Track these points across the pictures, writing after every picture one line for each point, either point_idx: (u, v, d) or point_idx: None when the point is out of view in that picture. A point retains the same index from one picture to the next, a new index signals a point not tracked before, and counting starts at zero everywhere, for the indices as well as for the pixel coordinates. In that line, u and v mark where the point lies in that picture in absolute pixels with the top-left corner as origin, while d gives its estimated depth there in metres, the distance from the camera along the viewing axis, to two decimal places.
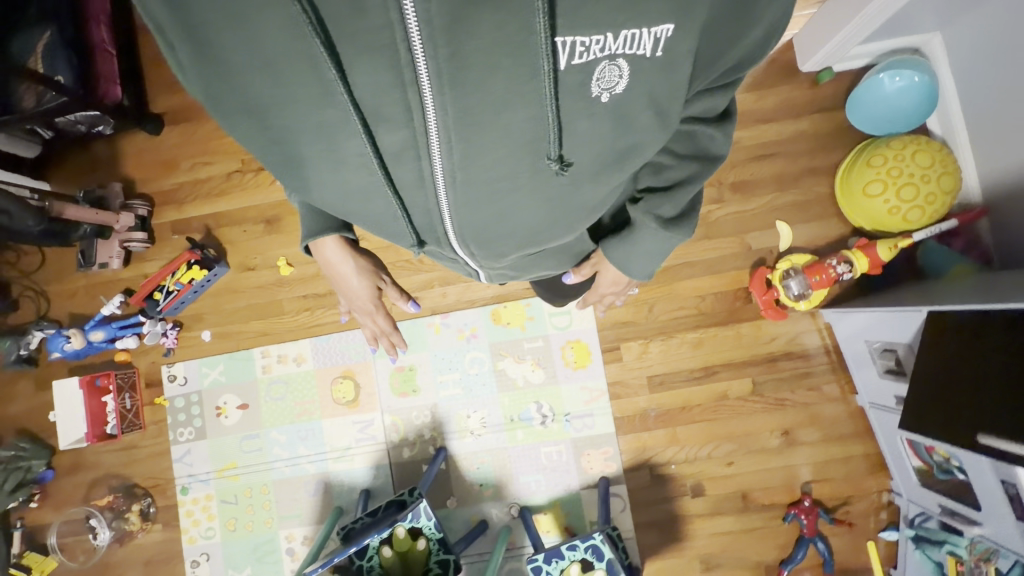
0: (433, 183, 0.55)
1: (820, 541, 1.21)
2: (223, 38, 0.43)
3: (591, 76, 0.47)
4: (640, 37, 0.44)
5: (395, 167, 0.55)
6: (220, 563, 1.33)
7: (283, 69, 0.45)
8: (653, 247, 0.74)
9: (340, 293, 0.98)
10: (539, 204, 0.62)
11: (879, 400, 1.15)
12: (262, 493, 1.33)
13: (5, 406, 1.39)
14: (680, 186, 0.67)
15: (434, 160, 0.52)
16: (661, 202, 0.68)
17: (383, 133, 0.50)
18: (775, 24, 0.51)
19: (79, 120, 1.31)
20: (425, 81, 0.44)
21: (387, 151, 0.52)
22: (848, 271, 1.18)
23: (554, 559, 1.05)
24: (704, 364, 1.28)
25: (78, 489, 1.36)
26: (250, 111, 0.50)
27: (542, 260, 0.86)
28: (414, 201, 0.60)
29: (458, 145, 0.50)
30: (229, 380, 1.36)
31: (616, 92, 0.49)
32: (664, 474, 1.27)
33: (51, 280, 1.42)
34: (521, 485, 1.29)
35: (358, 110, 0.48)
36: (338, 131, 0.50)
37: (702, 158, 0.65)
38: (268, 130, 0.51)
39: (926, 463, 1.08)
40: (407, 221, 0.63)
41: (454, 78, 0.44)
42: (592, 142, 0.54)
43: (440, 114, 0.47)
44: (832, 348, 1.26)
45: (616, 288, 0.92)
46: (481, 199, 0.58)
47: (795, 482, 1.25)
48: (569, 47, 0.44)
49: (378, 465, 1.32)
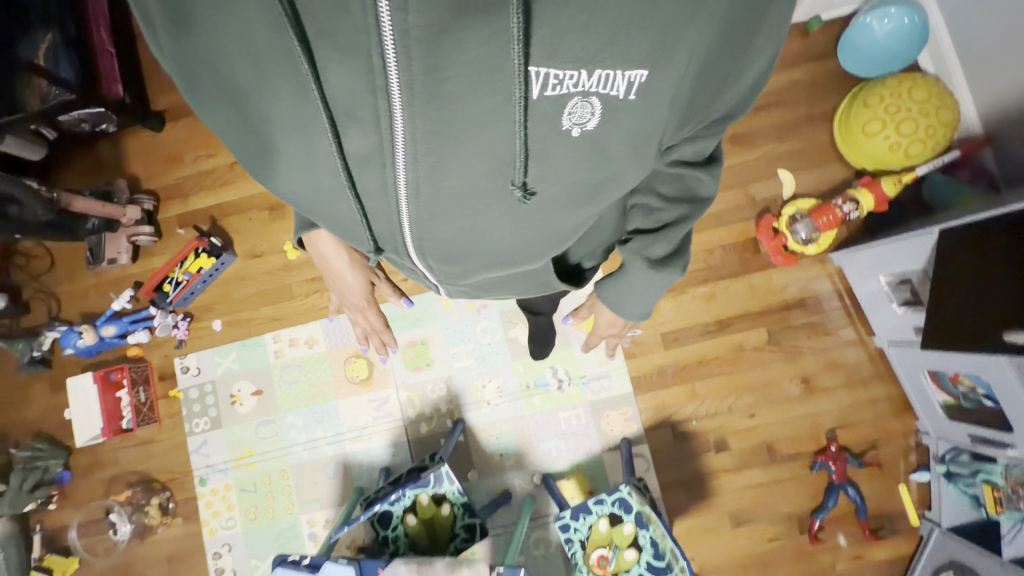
0: (395, 193, 0.55)
1: (851, 487, 1.18)
2: (204, 14, 0.44)
3: (564, 109, 0.49)
4: (614, 78, 0.47)
5: (359, 174, 0.55)
6: (243, 553, 1.31)
7: (264, 57, 0.46)
8: (644, 285, 0.78)
9: (334, 288, 1.01)
10: (506, 224, 0.62)
11: (898, 335, 1.14)
12: (281, 479, 1.32)
13: (20, 409, 1.38)
14: (671, 226, 0.71)
15: (399, 171, 0.53)
16: (655, 242, 0.73)
17: (352, 136, 0.50)
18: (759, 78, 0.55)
19: (83, 117, 1.32)
20: (396, 90, 0.44)
21: (353, 157, 0.53)
22: (854, 209, 1.18)
23: (582, 515, 1.02)
24: (718, 317, 1.27)
25: (96, 488, 1.35)
26: (229, 94, 0.51)
27: (510, 285, 0.88)
28: (377, 209, 0.61)
29: (425, 156, 0.51)
30: (242, 367, 1.36)
31: (588, 127, 0.51)
32: (686, 431, 1.25)
33: (62, 282, 1.42)
34: (541, 452, 1.27)
35: (328, 110, 0.48)
36: (311, 130, 0.51)
37: (690, 201, 0.69)
38: (241, 113, 0.53)
39: (954, 397, 1.06)
40: (368, 227, 0.64)
41: (428, 93, 0.44)
42: (562, 168, 0.55)
43: (409, 126, 0.48)
44: (844, 292, 1.25)
45: (615, 330, 0.96)
46: (445, 213, 0.59)
47: (819, 429, 1.23)
48: (543, 78, 0.45)
49: (396, 442, 1.31)
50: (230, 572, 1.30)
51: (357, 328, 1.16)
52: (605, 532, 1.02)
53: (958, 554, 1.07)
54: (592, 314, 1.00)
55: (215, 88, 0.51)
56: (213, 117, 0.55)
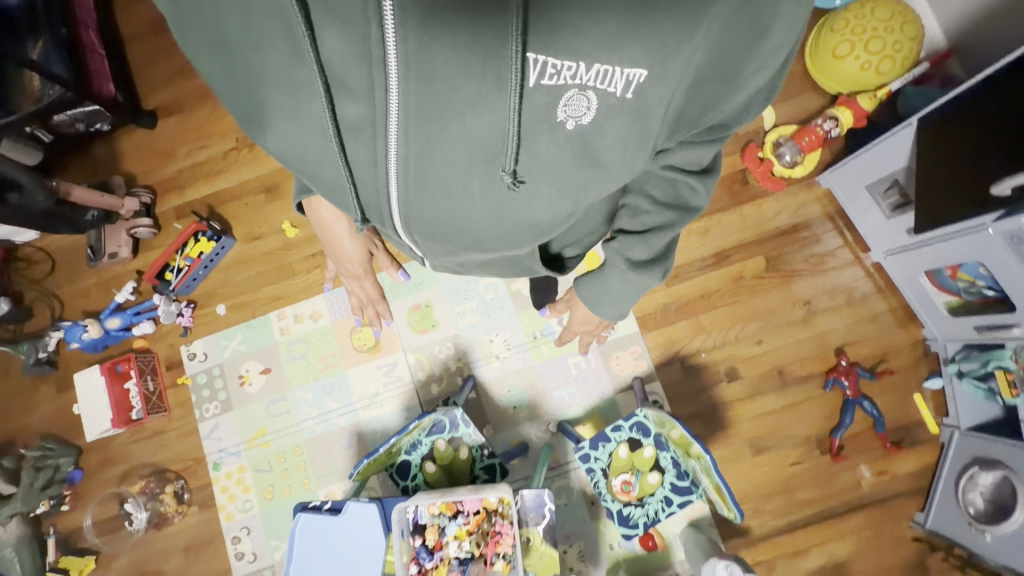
0: (384, 164, 0.63)
1: (866, 401, 1.18)
2: None
3: (560, 100, 0.57)
4: (612, 74, 0.55)
5: (351, 143, 0.63)
6: (262, 534, 1.28)
7: (256, 11, 0.55)
8: (622, 288, 0.83)
9: (331, 254, 1.04)
10: (490, 215, 0.68)
11: (894, 245, 1.16)
12: (296, 455, 1.31)
13: (28, 412, 1.37)
14: (655, 230, 0.77)
15: (389, 141, 0.60)
16: (635, 243, 0.78)
17: (346, 103, 0.59)
18: (747, 101, 0.62)
19: (77, 117, 1.37)
20: (392, 61, 0.53)
21: (345, 124, 0.61)
22: (835, 126, 1.22)
23: (601, 444, 1.02)
24: (714, 252, 1.29)
25: (109, 483, 1.33)
26: (228, 47, 0.60)
27: (490, 266, 0.89)
28: (365, 180, 0.67)
29: (421, 125, 0.58)
30: (249, 348, 1.36)
31: (582, 121, 0.59)
32: (696, 364, 1.25)
33: (63, 284, 1.43)
34: (555, 401, 1.26)
35: (322, 72, 0.56)
36: (307, 94, 0.59)
37: (677, 208, 0.76)
38: (239, 61, 0.60)
39: (957, 295, 1.08)
40: (355, 195, 0.69)
41: (420, 70, 0.53)
42: (551, 163, 0.63)
43: (402, 100, 0.56)
44: (834, 213, 1.27)
45: (588, 327, 1.03)
46: (432, 190, 0.65)
47: (828, 349, 1.23)
48: (541, 66, 0.54)
49: (407, 406, 1.30)
50: (250, 556, 1.28)
51: (352, 297, 1.16)
52: (626, 458, 1.01)
53: (980, 449, 1.06)
54: (569, 309, 1.05)
55: (209, 37, 0.60)
56: (207, 65, 0.62)
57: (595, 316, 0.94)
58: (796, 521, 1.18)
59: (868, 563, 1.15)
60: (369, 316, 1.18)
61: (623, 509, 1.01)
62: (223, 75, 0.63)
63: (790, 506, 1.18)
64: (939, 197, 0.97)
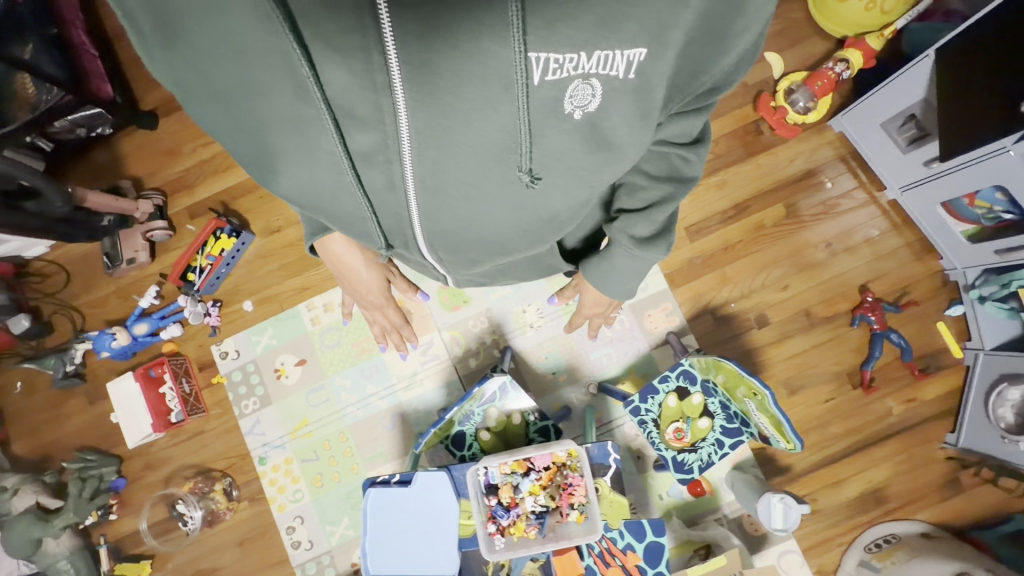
0: (403, 185, 0.65)
1: (894, 334, 1.22)
2: (200, 36, 0.54)
3: (565, 93, 0.58)
4: (613, 58, 0.56)
5: (365, 170, 0.64)
6: (316, 521, 1.30)
7: (255, 60, 0.55)
8: (630, 264, 0.87)
9: (351, 290, 1.05)
10: (509, 213, 0.71)
11: (911, 178, 1.19)
12: (341, 442, 1.31)
13: (61, 426, 1.36)
14: (655, 205, 0.80)
15: (404, 162, 0.62)
16: (638, 220, 0.81)
17: (356, 133, 0.59)
18: (741, 55, 0.66)
19: (77, 121, 1.33)
20: (396, 83, 0.53)
21: (357, 153, 0.62)
22: (846, 69, 1.24)
23: (649, 396, 1.04)
24: (735, 204, 1.31)
25: (154, 488, 1.33)
26: (228, 96, 0.59)
27: (512, 270, 0.98)
28: (384, 204, 0.70)
29: (432, 141, 0.59)
30: (281, 341, 1.35)
31: (589, 108, 0.61)
32: (726, 314, 1.28)
33: (79, 294, 1.40)
34: (592, 362, 1.28)
35: (330, 109, 0.57)
36: (315, 131, 0.60)
37: (674, 180, 0.79)
38: (244, 109, 0.60)
39: (975, 223, 1.13)
40: (376, 222, 0.72)
41: (428, 86, 0.54)
42: (562, 155, 0.65)
43: (411, 119, 0.57)
44: (846, 154, 1.30)
45: (599, 309, 1.07)
46: (448, 199, 0.68)
47: (852, 287, 1.27)
48: (544, 63, 0.55)
49: (448, 382, 1.31)
50: (307, 544, 1.29)
51: (376, 327, 1.17)
52: (675, 407, 1.04)
53: (1007, 366, 1.12)
54: (578, 293, 1.10)
55: (210, 91, 0.59)
56: (213, 116, 0.62)
57: (604, 296, 0.98)
58: (835, 454, 1.23)
59: (905, 485, 1.21)
60: (393, 342, 1.19)
61: (678, 456, 1.04)
62: (227, 122, 0.63)
63: (829, 440, 1.23)
64: (958, 128, 1.01)
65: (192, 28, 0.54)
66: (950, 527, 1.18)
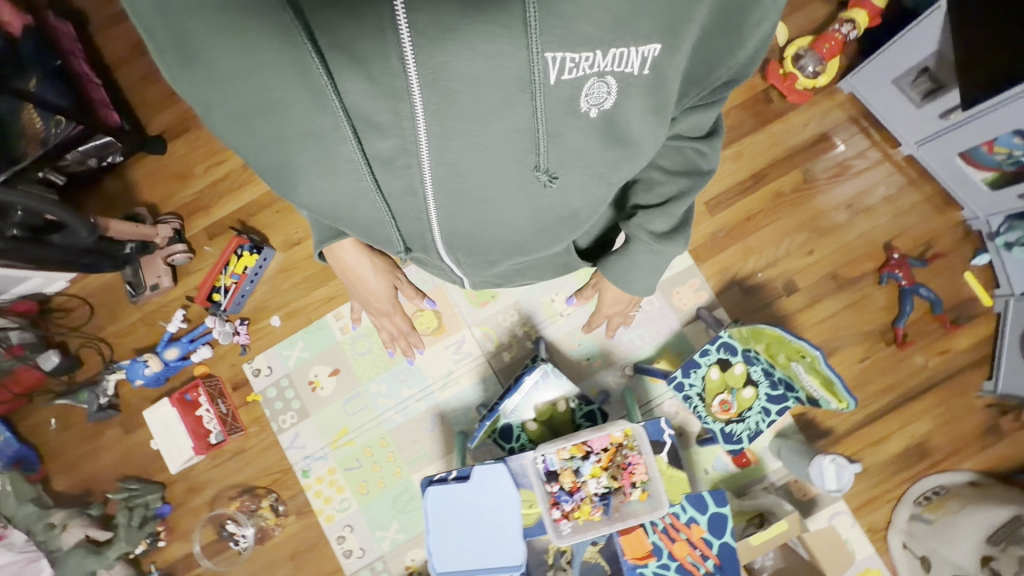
0: (423, 189, 0.64)
1: (922, 288, 1.22)
2: (210, 48, 0.51)
3: (581, 90, 0.58)
4: (628, 55, 0.56)
5: (384, 176, 0.63)
6: (366, 528, 1.30)
7: (270, 74, 0.52)
8: (650, 261, 0.85)
9: (359, 296, 1.04)
10: (529, 211, 0.70)
11: (925, 133, 1.20)
12: (383, 447, 1.32)
13: (101, 458, 1.35)
14: (673, 200, 0.79)
15: (423, 165, 0.61)
16: (657, 215, 0.80)
17: (375, 139, 0.58)
18: (759, 44, 0.64)
19: (88, 152, 1.32)
20: (415, 87, 0.53)
21: (376, 159, 0.60)
22: (852, 29, 1.23)
23: (692, 370, 1.05)
24: (752, 174, 1.31)
25: (200, 511, 1.33)
26: (239, 114, 0.55)
27: (530, 271, 0.96)
28: (404, 208, 0.68)
29: (452, 142, 0.58)
30: (313, 352, 1.35)
31: (605, 105, 0.60)
32: (755, 285, 1.28)
33: (105, 326, 1.40)
34: (626, 345, 1.28)
35: (348, 116, 0.55)
36: (336, 141, 0.58)
37: (691, 173, 0.78)
38: (263, 125, 0.56)
39: (995, 169, 1.13)
40: (396, 227, 0.70)
41: (446, 90, 0.53)
42: (580, 153, 0.65)
43: (429, 123, 0.56)
44: (857, 116, 1.31)
45: (620, 307, 1.07)
46: (466, 201, 0.67)
47: (876, 246, 1.27)
48: (561, 63, 0.54)
49: (483, 377, 1.31)
50: (359, 552, 1.29)
51: (382, 333, 1.17)
52: (718, 379, 1.05)
53: None
54: (598, 292, 1.09)
55: (230, 110, 0.55)
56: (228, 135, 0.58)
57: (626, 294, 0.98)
58: (876, 412, 1.23)
59: (948, 437, 1.21)
60: (401, 347, 1.19)
61: (726, 428, 1.05)
62: (242, 138, 0.58)
63: (868, 398, 1.24)
64: (973, 78, 1.02)
65: (210, 42, 0.51)
66: (995, 474, 1.19)
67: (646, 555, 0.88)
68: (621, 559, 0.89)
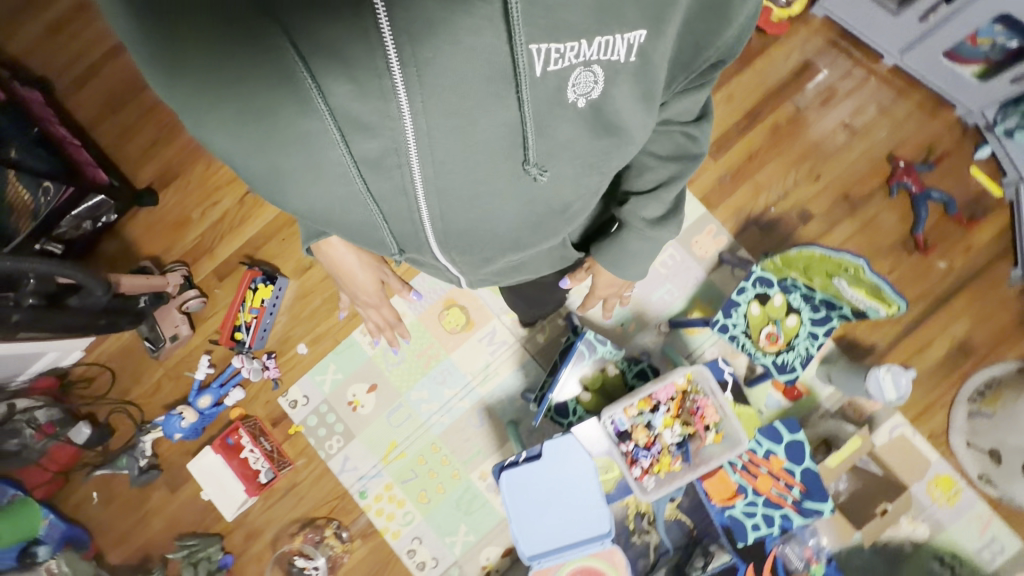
0: (413, 189, 0.59)
1: (934, 192, 1.24)
2: (193, 57, 0.46)
3: (568, 81, 0.55)
4: (613, 43, 0.53)
5: (372, 179, 0.57)
6: (434, 536, 1.28)
7: (255, 82, 0.47)
8: (642, 247, 0.82)
9: (344, 287, 1.01)
10: (519, 205, 0.66)
11: (907, 40, 1.23)
12: (435, 452, 1.30)
13: (152, 521, 1.32)
14: (665, 184, 0.76)
15: (413, 166, 0.56)
16: (648, 202, 0.77)
17: (360, 141, 0.53)
18: (746, 25, 0.60)
19: (81, 215, 1.28)
20: (400, 87, 0.48)
21: (364, 161, 0.55)
22: None
23: (733, 310, 1.05)
24: (746, 113, 1.31)
25: (264, 554, 1.30)
26: (230, 122, 0.50)
27: (526, 266, 0.89)
28: (394, 208, 0.62)
29: (438, 139, 0.54)
30: (347, 372, 1.33)
31: (592, 95, 0.57)
32: (770, 220, 1.29)
33: (129, 388, 1.37)
34: (656, 303, 1.27)
35: (335, 121, 0.50)
36: (324, 145, 0.53)
37: (682, 158, 0.75)
38: (256, 134, 0.51)
39: (982, 62, 1.18)
40: (388, 228, 0.65)
41: (432, 87, 0.49)
42: (569, 143, 0.61)
43: (415, 122, 0.52)
44: (834, 39, 1.32)
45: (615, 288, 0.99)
46: (456, 200, 0.62)
47: (880, 160, 1.29)
48: (545, 54, 0.51)
49: (522, 363, 1.30)
50: (433, 561, 1.27)
51: (368, 324, 1.15)
52: (760, 314, 1.05)
53: None
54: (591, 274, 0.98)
55: (220, 119, 0.50)
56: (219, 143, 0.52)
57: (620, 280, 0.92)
58: (914, 320, 1.24)
59: (988, 330, 1.22)
60: (388, 338, 1.18)
61: (778, 358, 1.05)
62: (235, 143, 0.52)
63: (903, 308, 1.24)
64: None
65: (194, 48, 0.45)
66: None
67: (733, 495, 0.91)
68: (709, 504, 0.92)
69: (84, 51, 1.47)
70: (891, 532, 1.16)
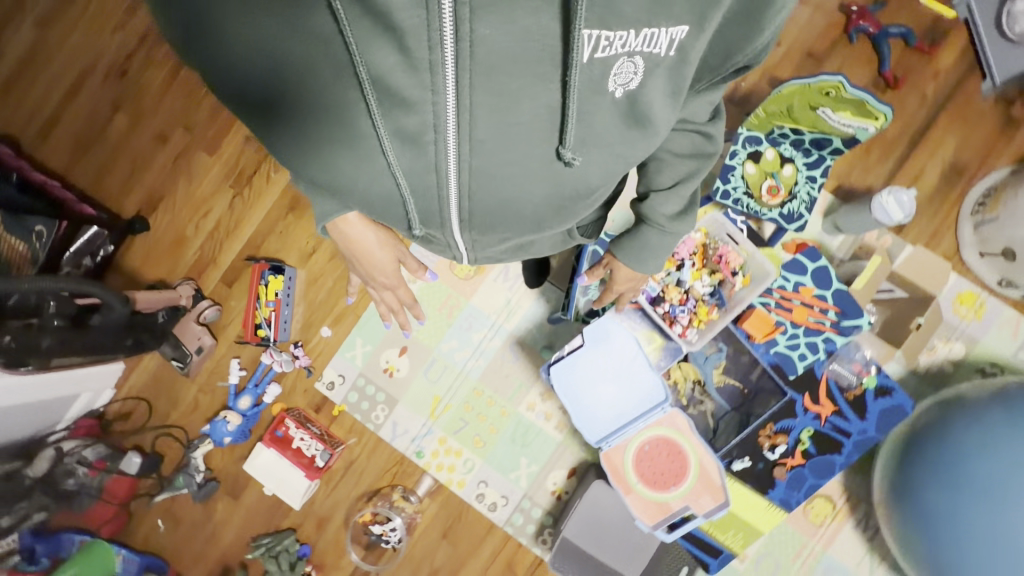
0: (445, 168, 0.59)
1: (893, 29, 1.27)
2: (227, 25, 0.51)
3: (610, 70, 0.54)
4: (657, 36, 0.51)
5: (403, 151, 0.58)
6: (499, 476, 1.30)
7: (292, 48, 0.51)
8: (661, 243, 0.80)
9: (358, 266, 0.91)
10: (547, 190, 0.64)
11: None
12: (479, 397, 1.32)
13: (221, 532, 1.33)
14: (684, 181, 0.74)
15: (449, 143, 0.57)
16: (668, 198, 0.75)
17: (398, 113, 0.54)
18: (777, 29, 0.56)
19: (81, 250, 1.29)
20: (449, 60, 0.49)
21: (399, 133, 0.56)
22: None
23: (730, 174, 1.14)
24: None
25: (338, 536, 1.31)
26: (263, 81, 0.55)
27: (534, 246, 0.82)
28: (421, 186, 0.62)
29: (480, 117, 0.54)
30: (376, 343, 1.35)
31: (630, 86, 0.56)
32: (744, 96, 1.31)
33: (168, 413, 1.38)
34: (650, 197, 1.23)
35: (374, 90, 0.52)
36: (355, 112, 0.56)
37: (699, 157, 0.72)
38: (289, 94, 0.56)
39: None
40: (410, 205, 0.65)
41: (483, 67, 0.50)
42: (601, 132, 0.59)
43: (459, 99, 0.52)
44: None
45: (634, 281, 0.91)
46: (486, 177, 0.61)
47: (835, 15, 1.31)
48: (595, 40, 0.50)
49: (542, 291, 1.32)
50: (503, 500, 1.29)
51: (376, 304, 1.02)
52: (756, 172, 1.14)
53: None
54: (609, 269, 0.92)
55: (255, 81, 0.55)
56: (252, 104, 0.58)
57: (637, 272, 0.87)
58: (902, 155, 1.26)
59: (975, 146, 1.26)
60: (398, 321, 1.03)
61: (784, 210, 1.14)
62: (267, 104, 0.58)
63: (890, 147, 1.26)
64: None
65: (231, 14, 0.50)
66: None
67: (773, 330, 1.11)
68: (753, 344, 1.12)
69: (40, 101, 1.48)
70: (929, 357, 1.21)
